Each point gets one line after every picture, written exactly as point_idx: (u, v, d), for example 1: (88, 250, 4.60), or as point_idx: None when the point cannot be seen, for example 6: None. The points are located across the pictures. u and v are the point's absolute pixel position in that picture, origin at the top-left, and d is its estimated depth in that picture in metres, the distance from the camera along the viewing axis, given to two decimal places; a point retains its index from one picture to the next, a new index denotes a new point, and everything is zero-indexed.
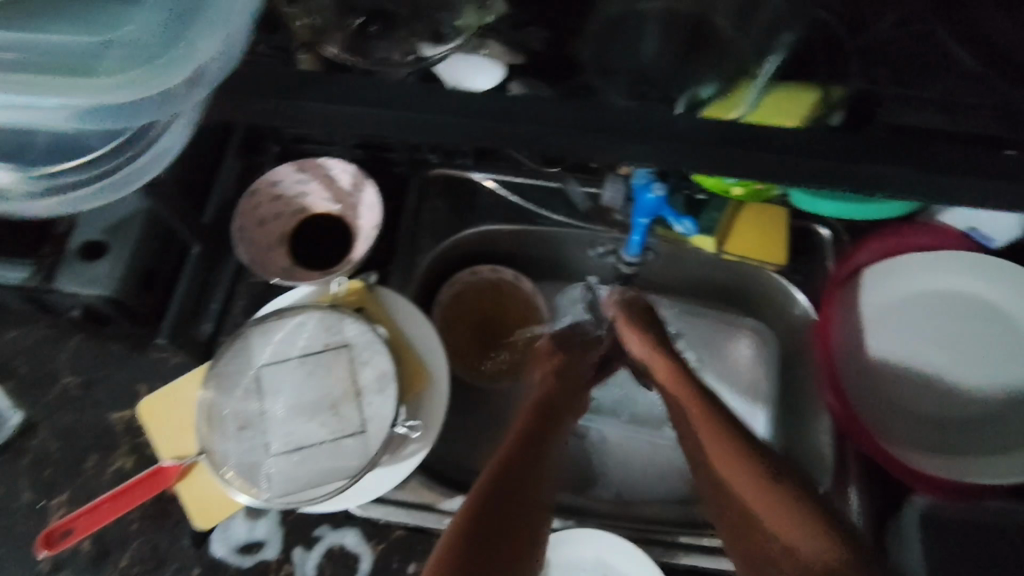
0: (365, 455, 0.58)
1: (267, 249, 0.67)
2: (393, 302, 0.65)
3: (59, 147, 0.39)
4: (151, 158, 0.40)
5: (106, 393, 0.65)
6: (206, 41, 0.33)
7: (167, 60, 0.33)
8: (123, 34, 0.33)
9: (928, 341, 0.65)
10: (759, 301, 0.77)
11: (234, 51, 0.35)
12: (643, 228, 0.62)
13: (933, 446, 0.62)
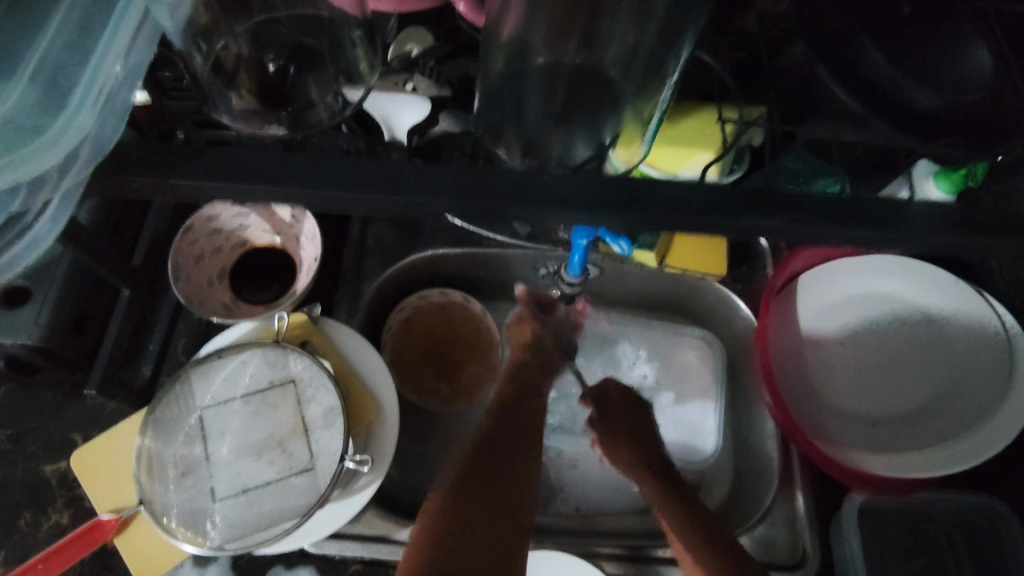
0: (314, 492, 0.57)
1: (206, 287, 0.66)
2: (339, 334, 0.65)
3: None
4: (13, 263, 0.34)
5: (37, 445, 0.62)
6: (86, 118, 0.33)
7: (44, 143, 0.32)
8: None
9: (863, 341, 0.68)
10: (702, 310, 0.79)
11: (113, 129, 0.33)
12: (583, 248, 0.63)
13: (869, 444, 0.64)
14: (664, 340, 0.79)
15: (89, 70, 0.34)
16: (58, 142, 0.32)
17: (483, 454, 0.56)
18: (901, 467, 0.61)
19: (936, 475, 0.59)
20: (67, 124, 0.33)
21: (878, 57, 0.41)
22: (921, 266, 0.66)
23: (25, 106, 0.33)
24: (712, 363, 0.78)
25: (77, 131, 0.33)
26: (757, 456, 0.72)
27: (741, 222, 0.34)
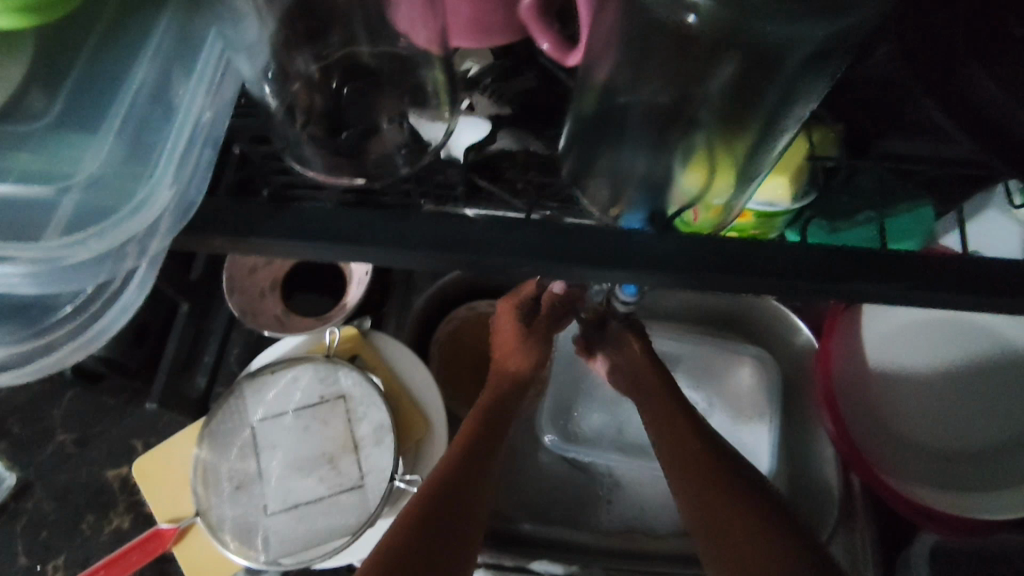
0: (363, 511, 0.57)
1: (259, 298, 0.67)
2: (388, 348, 0.65)
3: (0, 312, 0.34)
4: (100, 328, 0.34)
5: (100, 450, 0.64)
6: (165, 185, 0.32)
7: (130, 211, 0.31)
8: (78, 174, 0.31)
9: (935, 367, 0.63)
10: (758, 331, 0.77)
11: (198, 190, 0.33)
12: None
13: (942, 482, 0.60)
14: (718, 357, 0.76)
15: (171, 132, 0.33)
16: (139, 209, 0.31)
17: (457, 477, 0.51)
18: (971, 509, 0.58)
19: (1007, 518, 0.56)
20: (150, 193, 0.32)
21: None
22: None
23: (113, 170, 0.32)
24: (770, 383, 0.74)
25: (160, 198, 0.32)
26: (815, 484, 0.69)
27: (847, 285, 0.30)
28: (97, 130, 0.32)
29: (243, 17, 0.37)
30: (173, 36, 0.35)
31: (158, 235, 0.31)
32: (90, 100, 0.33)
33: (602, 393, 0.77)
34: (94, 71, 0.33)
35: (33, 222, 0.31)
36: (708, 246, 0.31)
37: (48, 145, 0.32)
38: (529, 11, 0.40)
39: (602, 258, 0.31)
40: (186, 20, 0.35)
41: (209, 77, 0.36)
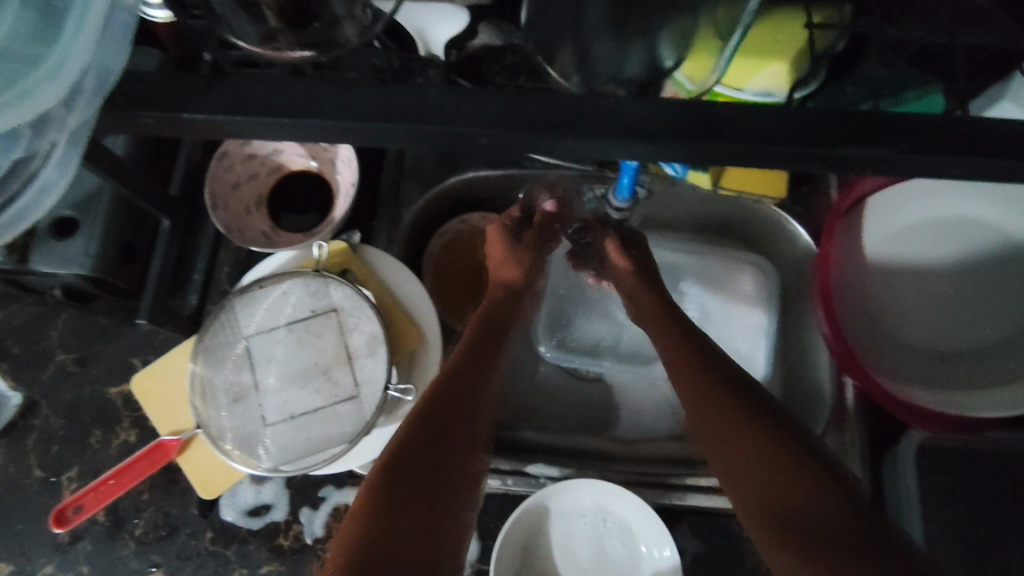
0: (360, 419, 0.58)
1: (245, 215, 0.66)
2: (377, 261, 0.64)
3: None
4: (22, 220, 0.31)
5: (100, 368, 0.65)
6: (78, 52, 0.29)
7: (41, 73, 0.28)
8: None
9: (935, 269, 0.63)
10: (757, 237, 0.75)
11: (118, 57, 0.29)
12: (633, 170, 0.56)
13: (933, 381, 0.61)
14: (716, 266, 0.75)
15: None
16: (56, 76, 0.28)
17: (447, 400, 0.48)
18: (963, 405, 0.58)
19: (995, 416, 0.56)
20: (62, 50, 0.28)
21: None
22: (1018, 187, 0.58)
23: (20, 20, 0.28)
24: (768, 288, 0.73)
25: (74, 65, 0.28)
26: (811, 388, 0.69)
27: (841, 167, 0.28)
28: None
29: None
30: None
31: (76, 104, 0.29)
32: None
33: (597, 319, 0.76)
34: None
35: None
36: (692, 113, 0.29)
37: None
38: None
39: (579, 143, 0.29)
40: None
41: None
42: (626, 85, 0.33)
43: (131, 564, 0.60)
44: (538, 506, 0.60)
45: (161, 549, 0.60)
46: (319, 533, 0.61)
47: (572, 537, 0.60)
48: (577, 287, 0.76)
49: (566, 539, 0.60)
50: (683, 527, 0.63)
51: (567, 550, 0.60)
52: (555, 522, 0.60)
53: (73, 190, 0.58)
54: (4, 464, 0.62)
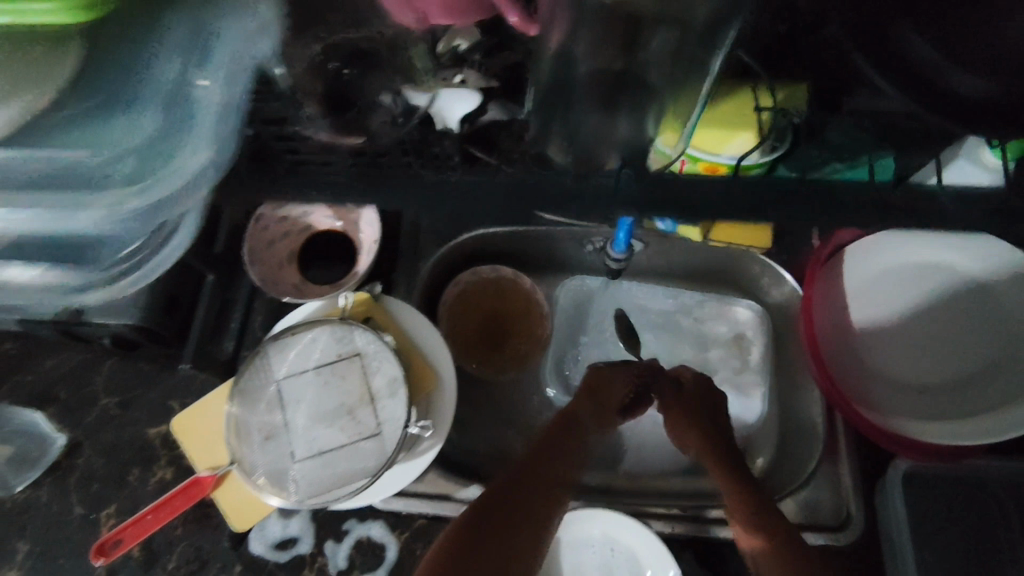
0: (383, 454, 0.62)
1: (277, 268, 0.72)
2: (398, 310, 0.70)
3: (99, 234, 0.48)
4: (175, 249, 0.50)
5: (140, 411, 0.71)
6: (201, 146, 0.40)
7: (167, 173, 0.40)
8: (137, 139, 0.41)
9: (909, 309, 0.68)
10: (747, 282, 0.81)
11: (225, 150, 0.40)
12: (627, 228, 0.65)
13: (915, 412, 0.65)
14: (709, 309, 0.82)
15: (204, 105, 0.41)
16: (182, 167, 0.40)
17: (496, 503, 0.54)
18: (957, 435, 0.61)
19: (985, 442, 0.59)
20: (188, 153, 0.40)
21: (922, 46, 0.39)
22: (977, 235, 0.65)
23: (167, 133, 0.41)
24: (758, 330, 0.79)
25: (197, 158, 0.40)
26: (804, 424, 0.74)
27: None
28: (146, 103, 0.41)
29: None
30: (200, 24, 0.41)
31: (191, 191, 0.41)
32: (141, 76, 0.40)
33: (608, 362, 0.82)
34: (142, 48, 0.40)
35: (99, 174, 0.41)
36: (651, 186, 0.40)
37: (111, 123, 0.40)
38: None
39: None
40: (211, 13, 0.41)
41: (227, 61, 0.41)
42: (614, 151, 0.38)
43: None
44: (549, 537, 0.63)
45: None
46: (343, 564, 0.64)
47: (584, 566, 0.63)
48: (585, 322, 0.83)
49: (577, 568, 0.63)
50: (688, 557, 0.66)
51: None
52: (566, 552, 0.64)
53: None
54: (49, 501, 0.67)
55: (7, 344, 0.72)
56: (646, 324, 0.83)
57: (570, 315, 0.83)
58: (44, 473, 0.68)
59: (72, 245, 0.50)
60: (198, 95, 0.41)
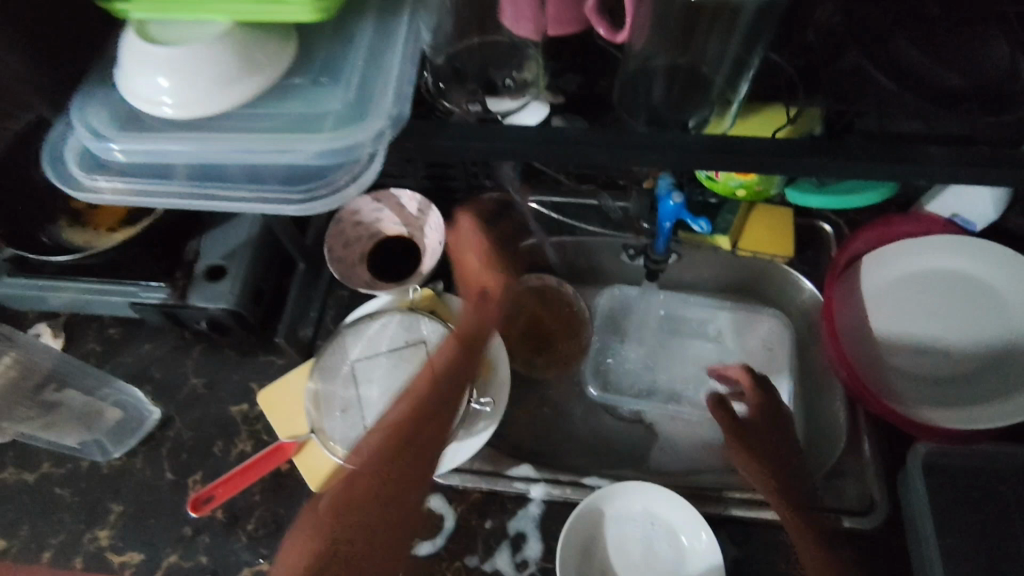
0: (447, 428, 0.69)
1: (351, 267, 0.81)
2: (459, 306, 0.78)
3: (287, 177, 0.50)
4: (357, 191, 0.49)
5: (225, 390, 0.78)
6: (386, 103, 0.47)
7: (364, 122, 0.47)
8: (334, 102, 0.47)
9: (921, 312, 0.76)
10: (774, 293, 0.88)
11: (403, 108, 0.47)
12: (667, 231, 0.73)
13: (934, 401, 0.71)
14: (739, 317, 0.89)
15: (386, 75, 0.48)
16: (374, 116, 0.47)
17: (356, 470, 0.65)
18: (975, 419, 0.68)
19: (1001, 424, 0.67)
20: (379, 107, 0.47)
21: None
22: (979, 242, 0.74)
23: (360, 96, 0.47)
24: (782, 335, 0.87)
25: (385, 112, 0.47)
26: (830, 421, 0.79)
27: None
28: (341, 76, 0.47)
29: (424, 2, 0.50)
30: (377, 28, 0.49)
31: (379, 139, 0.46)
32: (337, 54, 0.48)
33: (642, 362, 0.89)
34: (335, 41, 0.48)
35: (315, 117, 0.46)
36: (716, 154, 0.45)
37: (312, 90, 0.47)
38: (590, 6, 0.44)
39: None
40: (382, 23, 0.49)
41: (401, 47, 0.49)
42: (668, 136, 0.46)
43: (243, 555, 0.70)
44: (595, 509, 0.69)
45: (269, 543, 0.70)
46: None
47: (627, 538, 0.69)
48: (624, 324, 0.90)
49: (621, 540, 0.69)
50: (723, 535, 0.71)
51: (622, 551, 0.68)
52: (611, 525, 0.69)
53: (224, 244, 0.75)
54: (143, 467, 0.74)
55: (113, 328, 0.82)
56: (680, 330, 0.90)
57: (609, 316, 0.90)
58: (139, 442, 0.75)
59: (250, 179, 0.50)
60: (379, 70, 0.48)
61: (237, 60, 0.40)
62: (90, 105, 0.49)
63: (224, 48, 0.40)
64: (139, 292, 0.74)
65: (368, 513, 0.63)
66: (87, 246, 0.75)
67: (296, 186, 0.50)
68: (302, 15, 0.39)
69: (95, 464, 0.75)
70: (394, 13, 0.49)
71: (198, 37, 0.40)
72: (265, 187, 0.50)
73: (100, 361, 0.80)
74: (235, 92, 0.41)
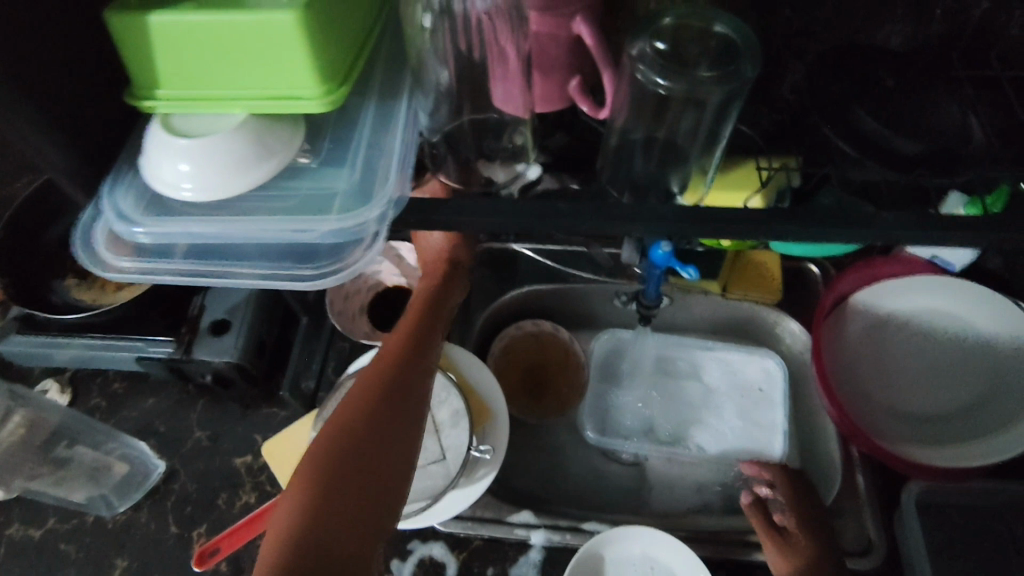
0: (448, 476, 0.71)
1: (352, 318, 0.84)
2: (457, 354, 0.80)
3: (292, 255, 0.50)
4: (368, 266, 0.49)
5: (229, 442, 0.80)
6: (389, 183, 0.47)
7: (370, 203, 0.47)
8: (342, 185, 0.48)
9: (906, 349, 0.78)
10: (763, 334, 0.90)
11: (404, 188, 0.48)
12: (659, 276, 0.76)
13: (920, 439, 0.74)
14: (731, 358, 0.90)
15: (389, 155, 0.49)
16: (379, 197, 0.47)
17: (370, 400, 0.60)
18: (962, 458, 0.70)
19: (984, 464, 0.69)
20: (385, 187, 0.47)
21: (869, 118, 0.52)
22: (959, 284, 0.76)
23: (367, 178, 0.48)
24: (773, 374, 0.87)
25: (390, 193, 0.47)
26: (823, 461, 0.81)
27: None
28: (347, 159, 0.49)
29: (422, 84, 0.54)
30: (378, 109, 0.51)
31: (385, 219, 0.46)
32: (343, 137, 0.49)
33: (638, 405, 0.90)
34: (340, 125, 0.50)
35: (324, 199, 0.47)
36: (697, 212, 0.48)
37: (320, 173, 0.48)
38: (574, 88, 0.52)
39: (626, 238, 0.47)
40: (383, 100, 0.51)
41: (402, 129, 0.51)
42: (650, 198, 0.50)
43: None
44: (595, 554, 0.70)
45: None
46: None
47: None
48: (618, 364, 0.92)
49: None
50: None
51: None
52: (611, 570, 0.70)
53: (227, 300, 0.78)
54: (147, 521, 0.75)
55: (118, 384, 0.84)
56: (673, 372, 0.91)
57: (603, 358, 0.91)
58: (144, 496, 0.76)
59: (260, 255, 0.50)
60: (381, 151, 0.49)
61: (253, 150, 0.42)
62: (118, 189, 0.48)
63: (239, 140, 0.41)
64: (146, 347, 0.76)
65: (346, 502, 0.54)
66: (95, 303, 0.77)
67: (303, 264, 0.49)
68: (312, 108, 0.41)
69: (99, 520, 0.75)
70: (394, 94, 0.52)
71: (216, 130, 0.41)
72: (274, 266, 0.49)
73: (106, 416, 0.82)
74: (246, 178, 0.42)
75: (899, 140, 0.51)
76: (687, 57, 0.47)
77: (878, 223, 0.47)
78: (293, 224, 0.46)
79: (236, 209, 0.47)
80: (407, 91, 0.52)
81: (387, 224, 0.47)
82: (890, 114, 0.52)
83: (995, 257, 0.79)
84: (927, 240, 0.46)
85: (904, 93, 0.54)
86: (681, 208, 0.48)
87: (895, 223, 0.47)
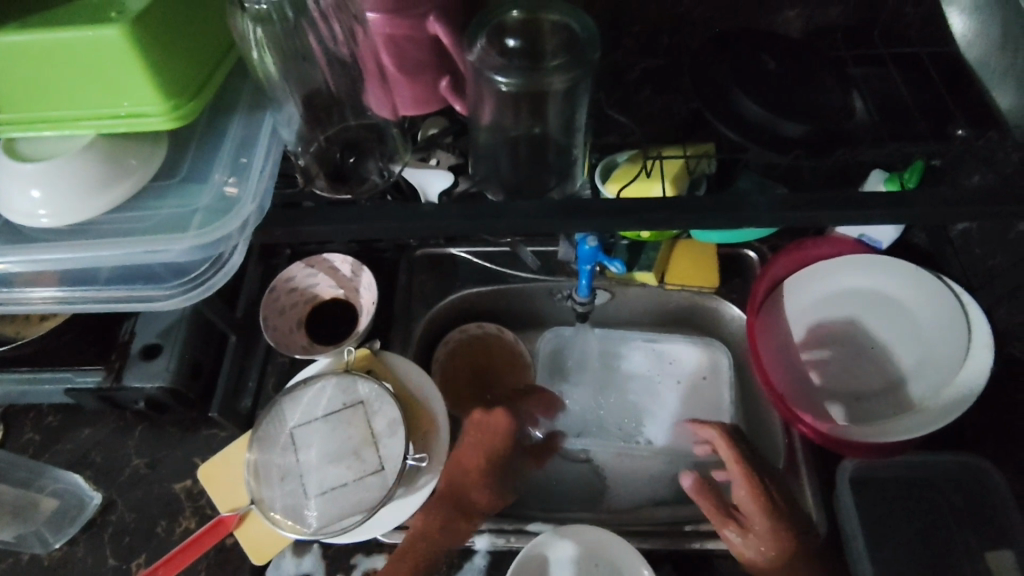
0: (384, 487, 0.70)
1: (289, 333, 0.82)
2: (395, 362, 0.78)
3: (151, 277, 0.52)
4: (226, 278, 0.52)
5: (167, 468, 0.78)
6: (248, 201, 0.47)
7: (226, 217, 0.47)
8: (200, 202, 0.48)
9: (841, 333, 0.78)
10: (708, 321, 0.90)
11: (265, 199, 0.48)
12: (588, 272, 0.75)
13: (860, 418, 0.73)
14: (670, 348, 0.91)
15: (248, 169, 0.49)
16: (235, 211, 0.47)
17: None
18: (903, 430, 0.69)
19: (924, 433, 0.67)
20: (241, 199, 0.48)
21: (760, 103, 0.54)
22: (882, 262, 0.77)
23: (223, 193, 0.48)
24: (718, 361, 0.88)
25: (246, 206, 0.47)
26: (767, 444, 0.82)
27: None
28: (206, 177, 0.49)
29: (285, 102, 0.55)
30: (244, 123, 0.52)
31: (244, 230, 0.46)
32: (202, 155, 0.50)
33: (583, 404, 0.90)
34: (203, 145, 0.50)
35: (184, 217, 0.47)
36: (593, 206, 0.48)
37: (180, 191, 0.48)
38: (444, 88, 0.56)
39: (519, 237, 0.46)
40: (252, 114, 0.52)
41: (265, 144, 0.51)
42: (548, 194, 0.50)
43: None
44: (538, 555, 0.69)
45: None
46: None
47: None
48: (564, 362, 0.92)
49: None
50: (667, 568, 0.71)
51: None
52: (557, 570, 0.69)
53: (156, 324, 0.76)
54: (84, 555, 0.74)
55: (51, 417, 0.82)
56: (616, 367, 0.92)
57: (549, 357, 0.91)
58: (80, 529, 0.75)
59: (126, 278, 0.53)
60: (245, 169, 0.49)
61: (104, 170, 0.44)
62: None
63: (85, 163, 0.43)
64: (74, 377, 0.75)
65: None
66: (19, 335, 0.75)
67: (164, 283, 0.52)
68: (160, 125, 0.42)
69: (35, 557, 0.74)
70: (260, 107, 0.52)
71: (64, 153, 0.43)
72: (138, 286, 0.52)
73: (39, 451, 0.80)
74: (100, 200, 0.44)
75: (786, 124, 0.52)
76: (546, 53, 0.49)
77: (772, 202, 0.47)
78: (147, 242, 0.46)
79: (82, 234, 0.47)
80: (269, 106, 0.52)
81: (247, 232, 0.47)
82: (778, 99, 0.53)
83: (920, 232, 0.81)
84: (816, 219, 0.47)
85: (791, 77, 0.55)
86: (575, 203, 0.48)
87: (787, 203, 0.47)
